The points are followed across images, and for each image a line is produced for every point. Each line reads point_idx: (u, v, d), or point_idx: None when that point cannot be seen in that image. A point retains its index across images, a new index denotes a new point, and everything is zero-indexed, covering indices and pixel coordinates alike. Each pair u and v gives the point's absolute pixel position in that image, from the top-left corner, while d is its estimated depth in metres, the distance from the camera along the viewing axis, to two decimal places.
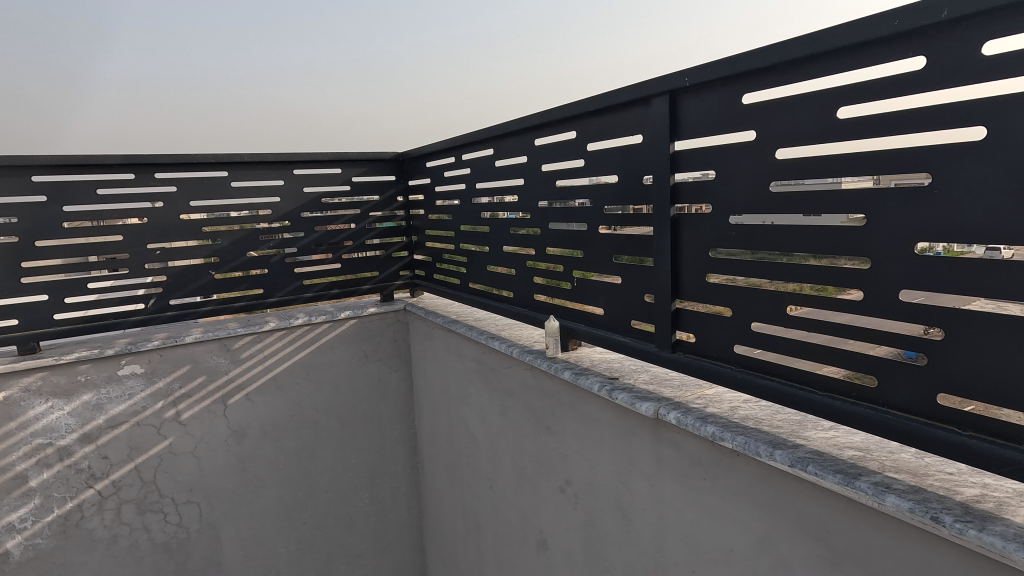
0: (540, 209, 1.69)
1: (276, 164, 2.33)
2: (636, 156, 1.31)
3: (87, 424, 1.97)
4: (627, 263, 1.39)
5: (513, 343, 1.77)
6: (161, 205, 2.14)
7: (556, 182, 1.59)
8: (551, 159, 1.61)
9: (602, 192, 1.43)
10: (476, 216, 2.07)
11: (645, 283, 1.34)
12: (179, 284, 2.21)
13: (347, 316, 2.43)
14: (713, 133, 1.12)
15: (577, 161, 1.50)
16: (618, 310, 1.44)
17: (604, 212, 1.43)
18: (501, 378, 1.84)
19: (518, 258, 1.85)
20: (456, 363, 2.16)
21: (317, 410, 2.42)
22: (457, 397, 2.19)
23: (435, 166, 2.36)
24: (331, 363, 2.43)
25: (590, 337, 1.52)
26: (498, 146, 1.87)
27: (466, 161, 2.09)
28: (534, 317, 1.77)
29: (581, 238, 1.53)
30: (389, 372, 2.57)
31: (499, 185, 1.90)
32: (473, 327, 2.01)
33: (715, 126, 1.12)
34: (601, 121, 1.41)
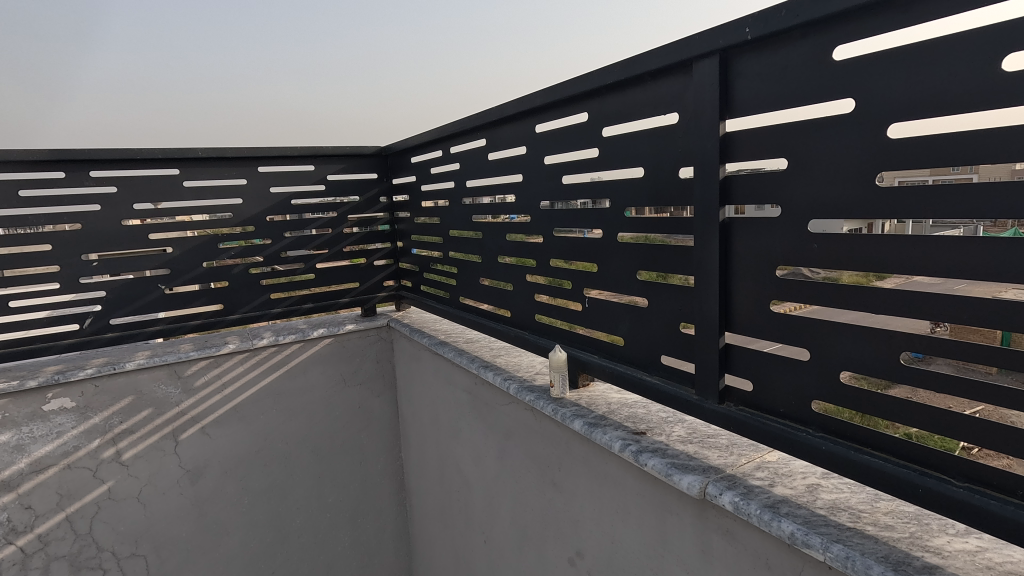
0: (543, 211, 1.37)
1: (237, 161, 2.02)
2: (672, 140, 0.98)
3: (6, 469, 1.67)
4: (655, 281, 1.07)
5: (510, 375, 1.44)
6: (99, 209, 1.83)
7: (564, 177, 1.27)
8: (556, 149, 1.29)
9: (623, 189, 1.10)
10: (467, 220, 1.76)
11: (682, 309, 1.02)
12: (122, 301, 1.90)
13: (321, 335, 2.11)
14: (788, 106, 0.80)
15: (589, 150, 1.18)
16: (645, 340, 1.12)
17: (625, 215, 1.10)
18: (498, 416, 1.52)
19: (517, 270, 1.53)
20: (446, 392, 1.84)
21: (288, 444, 2.09)
22: (447, 431, 1.87)
23: (421, 162, 2.04)
24: (305, 390, 2.11)
25: (608, 374, 1.20)
26: (492, 136, 1.55)
27: (455, 155, 1.77)
28: (536, 343, 1.45)
29: (595, 248, 1.21)
30: (372, 398, 2.24)
31: (493, 183, 1.58)
32: (464, 352, 1.69)
33: (786, 94, 0.79)
34: (621, 97, 1.09)
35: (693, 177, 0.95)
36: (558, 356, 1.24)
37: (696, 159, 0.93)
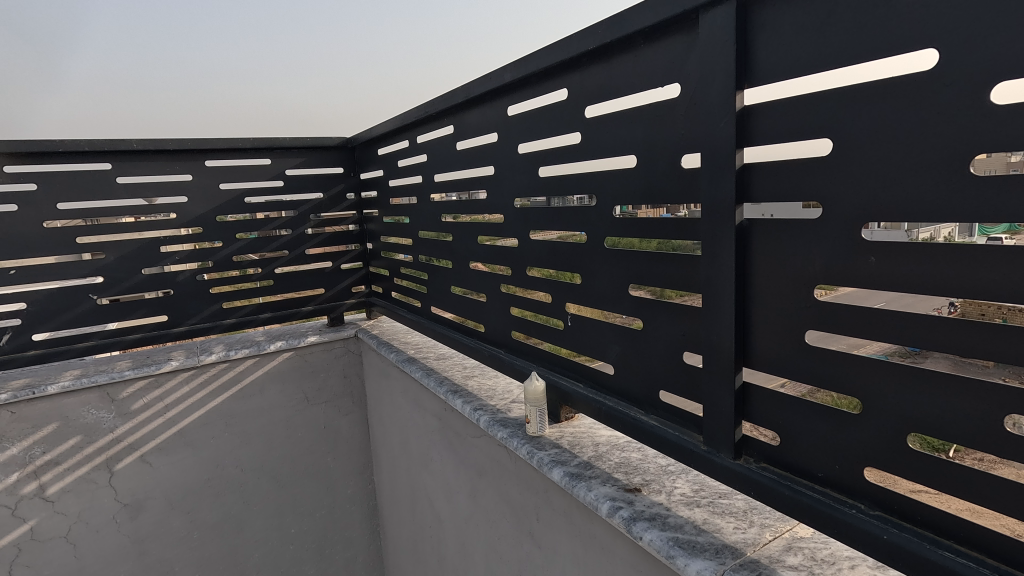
0: (516, 210, 1.15)
1: (180, 154, 1.79)
2: (670, 119, 0.76)
3: None
4: (650, 299, 0.85)
5: (482, 403, 1.23)
6: (16, 210, 1.60)
7: (540, 170, 1.05)
8: (530, 136, 1.07)
9: (609, 183, 0.88)
10: (436, 219, 1.54)
11: (685, 336, 0.80)
12: (47, 314, 1.67)
13: (279, 349, 1.89)
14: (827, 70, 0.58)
15: (568, 136, 0.96)
16: (638, 371, 0.90)
17: (612, 216, 0.88)
18: (470, 450, 1.30)
19: (489, 278, 1.31)
20: (415, 415, 1.62)
21: (243, 470, 1.88)
22: (417, 458, 1.65)
23: (387, 154, 1.81)
24: (261, 410, 1.89)
25: (596, 409, 0.99)
26: (459, 122, 1.33)
27: (421, 145, 1.54)
28: (513, 366, 1.24)
29: (577, 256, 0.99)
30: (338, 416, 2.03)
31: (461, 177, 1.37)
32: (432, 372, 1.48)
33: (824, 48, 0.57)
34: (605, 68, 0.87)
35: (699, 167, 0.73)
36: (536, 388, 1.02)
37: (702, 144, 0.71)
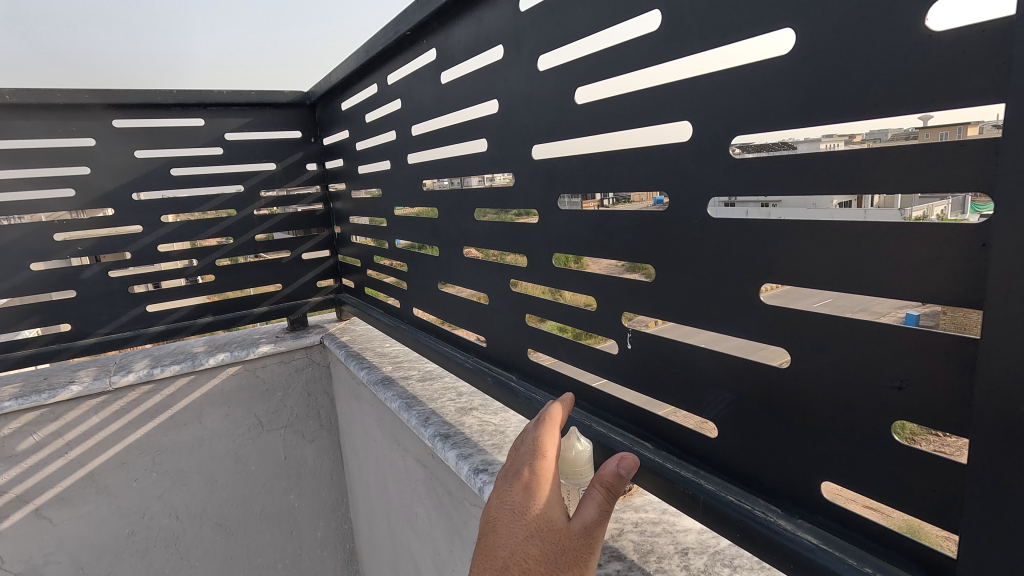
0: (536, 165, 0.74)
1: (78, 110, 1.36)
2: None
3: None
4: (813, 311, 0.44)
5: (486, 460, 0.82)
6: None
7: (577, 92, 0.64)
8: (558, 37, 0.65)
9: (724, 92, 0.47)
10: (416, 191, 1.12)
11: (909, 390, 0.39)
12: None
13: (220, 364, 1.47)
14: None
15: (634, 22, 0.55)
16: (776, 440, 0.50)
17: (730, 155, 0.47)
18: (467, 522, 0.90)
19: (493, 272, 0.90)
20: (393, 455, 1.22)
21: (178, 519, 1.47)
22: (399, 510, 1.25)
23: (353, 108, 1.38)
24: (200, 443, 1.48)
25: (685, 496, 0.58)
26: (445, 42, 0.90)
27: (394, 87, 1.12)
28: (531, 404, 0.83)
29: (649, 234, 0.58)
30: (302, 444, 1.63)
31: (448, 123, 0.94)
32: (413, 402, 1.07)
33: None
34: None
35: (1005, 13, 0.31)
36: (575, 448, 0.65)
37: None
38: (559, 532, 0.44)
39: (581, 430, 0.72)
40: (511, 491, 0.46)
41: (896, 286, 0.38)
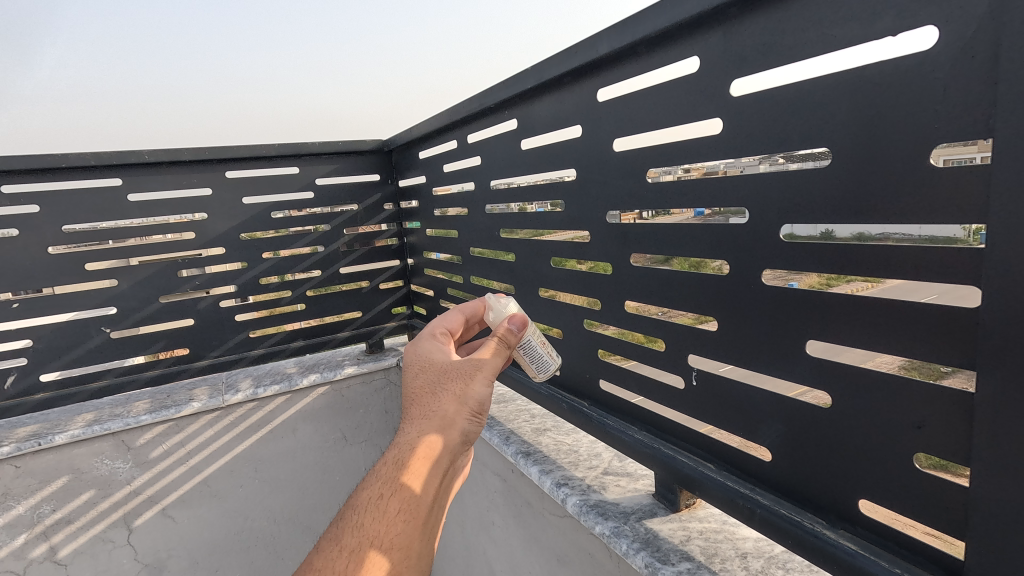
0: (611, 227, 0.87)
1: (199, 166, 1.58)
2: (914, 86, 0.46)
3: None
4: (851, 365, 0.56)
5: (566, 475, 0.95)
6: (18, 235, 1.41)
7: (648, 173, 0.78)
8: (632, 127, 0.79)
9: (775, 190, 0.60)
10: (493, 236, 1.27)
11: (928, 429, 0.51)
12: (55, 351, 1.49)
13: (312, 383, 1.66)
14: None
15: (700, 125, 0.68)
16: (820, 465, 0.61)
17: (779, 238, 0.60)
18: (546, 529, 1.03)
19: (569, 312, 1.04)
20: (471, 469, 1.36)
21: (274, 522, 1.65)
22: (475, 520, 1.39)
23: (431, 158, 1.55)
24: (294, 454, 1.67)
25: (745, 509, 0.70)
26: (526, 114, 1.06)
27: (475, 145, 1.27)
28: (604, 428, 0.96)
29: (712, 293, 0.71)
30: (380, 457, 1.80)
31: (527, 182, 1.09)
32: (493, 423, 1.21)
33: None
34: (774, 14, 0.57)
35: (984, 161, 0.43)
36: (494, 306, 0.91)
37: (1000, 123, 0.41)
38: (451, 367, 0.68)
39: (651, 452, 0.85)
40: (418, 360, 0.71)
41: (912, 350, 0.50)
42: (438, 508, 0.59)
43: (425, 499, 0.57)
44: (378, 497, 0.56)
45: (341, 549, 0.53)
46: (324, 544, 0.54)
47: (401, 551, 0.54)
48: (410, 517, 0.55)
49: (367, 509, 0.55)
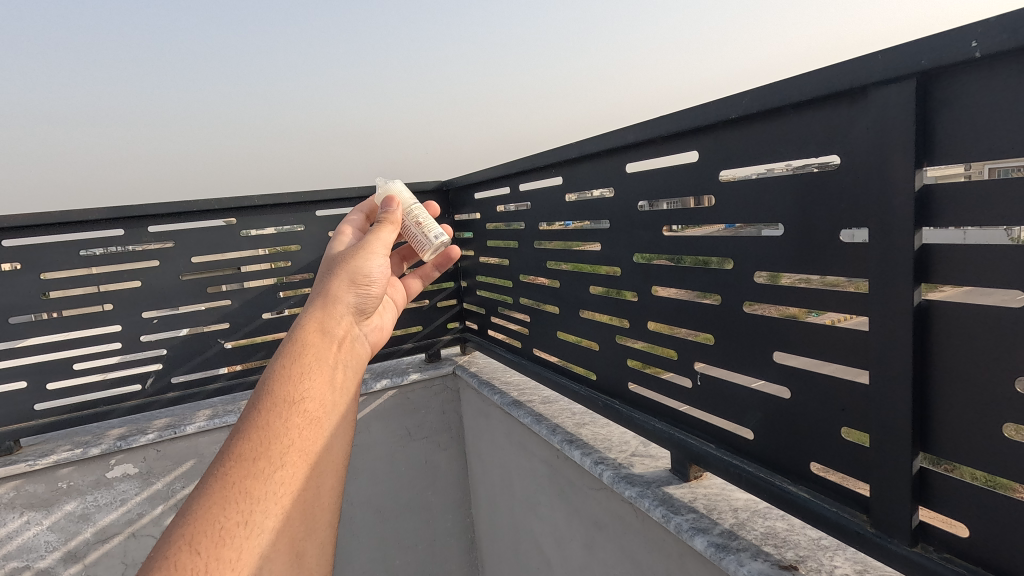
0: (636, 264, 1.15)
1: (295, 206, 1.92)
2: (829, 191, 0.73)
3: (72, 540, 1.63)
4: (800, 369, 0.82)
5: (602, 456, 1.23)
6: (159, 265, 1.76)
7: (664, 227, 1.05)
8: (653, 194, 1.07)
9: (750, 248, 0.87)
10: (540, 266, 1.56)
11: (847, 411, 0.77)
12: (182, 358, 1.83)
13: (384, 387, 1.97)
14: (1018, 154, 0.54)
15: (699, 198, 0.95)
16: (784, 439, 0.88)
17: (753, 280, 0.87)
18: (585, 501, 1.30)
19: (604, 328, 1.32)
20: (520, 458, 1.64)
21: (351, 505, 1.95)
22: (523, 502, 1.66)
23: (485, 199, 1.86)
24: (367, 447, 1.97)
25: (734, 473, 0.96)
26: (570, 173, 1.35)
27: (525, 193, 1.57)
28: (632, 420, 1.23)
29: (710, 316, 0.98)
30: (437, 451, 2.10)
31: (570, 225, 1.38)
32: (541, 418, 1.49)
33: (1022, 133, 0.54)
34: (744, 133, 0.85)
35: (865, 240, 0.70)
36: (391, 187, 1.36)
37: (871, 219, 0.68)
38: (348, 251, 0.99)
39: (667, 436, 1.12)
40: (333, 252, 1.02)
41: (835, 357, 0.77)
42: (334, 370, 0.80)
43: (321, 361, 0.78)
44: (285, 367, 0.74)
45: (262, 405, 0.68)
46: (244, 412, 0.68)
47: (313, 402, 0.72)
48: (312, 376, 0.75)
49: (278, 376, 0.72)
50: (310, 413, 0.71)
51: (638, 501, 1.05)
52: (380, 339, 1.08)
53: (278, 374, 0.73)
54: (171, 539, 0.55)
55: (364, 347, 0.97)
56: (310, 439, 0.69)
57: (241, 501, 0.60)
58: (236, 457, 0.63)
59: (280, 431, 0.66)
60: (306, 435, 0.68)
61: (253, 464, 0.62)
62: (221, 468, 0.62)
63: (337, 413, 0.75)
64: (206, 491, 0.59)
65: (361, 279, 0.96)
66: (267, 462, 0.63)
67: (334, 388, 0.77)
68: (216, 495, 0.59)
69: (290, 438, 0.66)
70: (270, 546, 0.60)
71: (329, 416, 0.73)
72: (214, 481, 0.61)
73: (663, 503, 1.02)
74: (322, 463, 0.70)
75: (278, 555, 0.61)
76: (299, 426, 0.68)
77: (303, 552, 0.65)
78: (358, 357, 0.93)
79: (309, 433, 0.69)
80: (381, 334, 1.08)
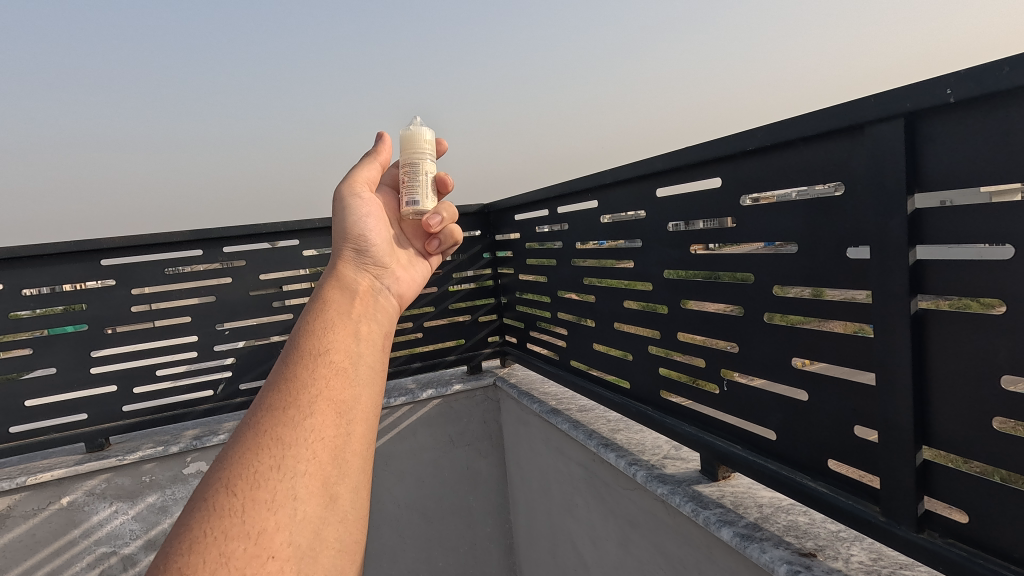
0: (667, 280, 1.26)
1: None
2: (835, 215, 0.83)
3: (152, 529, 1.80)
4: (816, 374, 0.91)
5: (636, 458, 1.32)
6: (231, 281, 1.95)
7: (691, 247, 1.16)
8: (681, 216, 1.18)
9: (769, 266, 0.97)
10: (577, 281, 1.68)
11: (858, 411, 0.85)
12: (249, 366, 2.01)
13: (429, 396, 2.12)
14: (987, 183, 0.64)
15: (723, 220, 1.06)
16: (803, 439, 0.96)
17: (772, 294, 0.97)
18: (619, 501, 1.39)
19: (637, 339, 1.42)
20: (558, 463, 1.73)
21: (398, 506, 2.08)
22: (560, 505, 1.75)
23: (525, 220, 1.99)
24: (414, 452, 2.11)
25: (759, 471, 1.04)
26: (605, 197, 1.47)
27: (562, 214, 1.70)
28: (664, 424, 1.32)
29: (734, 326, 1.07)
30: (478, 458, 2.21)
31: (605, 244, 1.49)
32: (579, 424, 1.59)
33: (990, 166, 0.64)
34: (761, 162, 0.96)
35: (868, 257, 0.79)
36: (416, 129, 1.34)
37: (872, 238, 0.78)
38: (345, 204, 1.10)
39: (697, 438, 1.20)
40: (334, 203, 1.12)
41: (847, 362, 0.85)
42: (358, 323, 0.82)
43: (343, 316, 0.80)
44: (308, 325, 0.77)
45: (286, 363, 0.70)
46: (273, 372, 0.70)
47: (337, 355, 0.73)
48: (335, 330, 0.77)
49: (303, 335, 0.74)
50: (336, 364, 0.71)
51: (669, 498, 1.14)
52: (407, 292, 1.14)
53: (302, 333, 0.76)
54: (207, 488, 0.57)
55: (388, 300, 1.03)
56: (338, 387, 0.69)
57: (272, 448, 0.60)
58: (265, 410, 0.64)
59: (306, 381, 0.68)
60: (334, 383, 0.69)
61: (281, 412, 0.63)
62: (252, 421, 0.63)
63: (365, 363, 0.76)
64: (240, 442, 0.61)
65: (352, 231, 1.06)
66: (296, 410, 0.64)
67: (358, 341, 0.78)
68: (246, 446, 0.60)
69: (317, 387, 0.68)
70: (307, 489, 0.59)
71: (356, 365, 0.74)
72: (246, 433, 0.62)
73: (693, 499, 1.11)
74: (356, 410, 0.70)
75: (318, 498, 0.60)
76: (326, 376, 0.69)
77: (348, 499, 0.63)
78: (384, 314, 0.96)
79: (336, 382, 0.69)
80: (407, 285, 1.15)
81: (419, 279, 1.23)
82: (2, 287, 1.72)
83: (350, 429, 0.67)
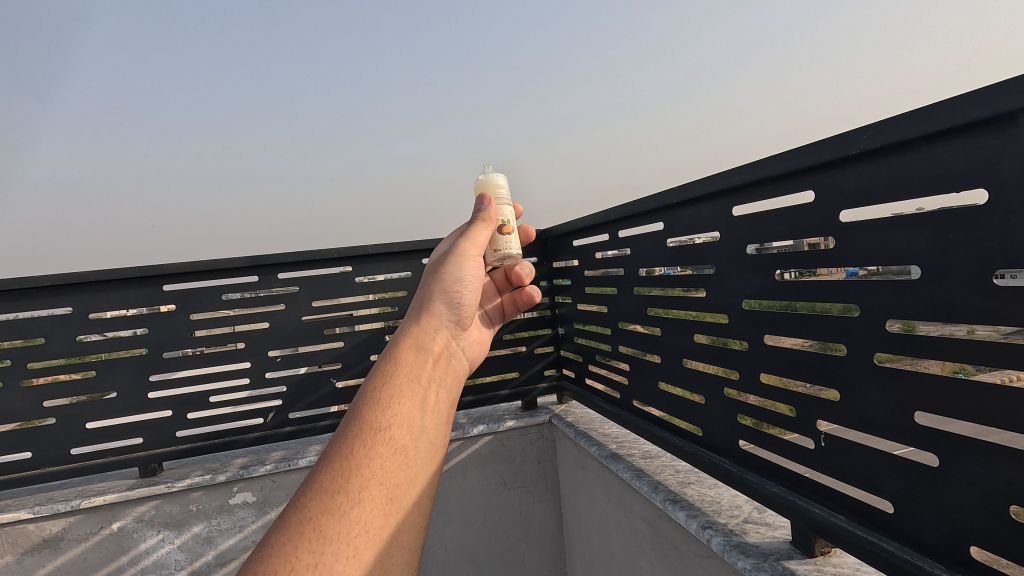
0: (748, 312, 1.09)
1: (402, 255, 2.05)
2: (976, 225, 0.65)
3: (197, 560, 1.77)
4: (951, 432, 0.71)
5: (710, 520, 1.13)
6: (285, 307, 1.94)
7: (778, 272, 0.98)
8: (765, 235, 1.01)
9: (881, 295, 0.78)
10: (640, 311, 1.52)
11: (1016, 486, 0.65)
12: (300, 395, 1.98)
13: (481, 432, 1.99)
14: None
15: (819, 240, 0.88)
16: (932, 514, 0.76)
17: (885, 329, 0.78)
18: (692, 570, 1.20)
19: (711, 378, 1.24)
20: (619, 516, 1.55)
21: (446, 550, 1.95)
22: (622, 562, 1.56)
23: (583, 245, 1.86)
24: (464, 493, 1.98)
25: (871, 552, 0.83)
26: (671, 217, 1.32)
27: (623, 239, 1.56)
28: (744, 481, 1.13)
29: (836, 367, 0.89)
30: (532, 503, 2.06)
31: (672, 270, 1.34)
32: (642, 474, 1.41)
33: None
34: (865, 171, 0.80)
35: None
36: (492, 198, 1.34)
37: None
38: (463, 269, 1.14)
39: (785, 503, 1.01)
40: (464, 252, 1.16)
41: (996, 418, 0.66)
42: (423, 396, 0.88)
43: (410, 387, 0.87)
44: (372, 396, 0.83)
45: (346, 438, 0.76)
46: (331, 445, 0.76)
47: (397, 431, 0.80)
48: (398, 404, 0.83)
49: (371, 405, 0.81)
50: (394, 442, 0.78)
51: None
52: (477, 353, 1.22)
53: (364, 403, 0.82)
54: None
55: (456, 363, 1.09)
56: (390, 472, 0.75)
57: (313, 541, 0.63)
58: (316, 492, 0.69)
59: (362, 462, 0.73)
60: (388, 466, 0.75)
61: (330, 499, 0.68)
62: (302, 504, 0.67)
63: (424, 443, 0.83)
64: (292, 528, 0.64)
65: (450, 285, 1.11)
66: (346, 498, 0.69)
67: (421, 416, 0.85)
68: (291, 535, 0.64)
69: (371, 470, 0.73)
70: None
71: (414, 444, 0.81)
72: (294, 519, 0.66)
73: None
74: (405, 498, 0.75)
75: None
76: (383, 459, 0.75)
77: None
78: (452, 378, 1.04)
79: (392, 464, 0.76)
80: (477, 349, 1.23)
81: (487, 340, 1.30)
82: (73, 311, 1.77)
83: (394, 519, 0.72)
